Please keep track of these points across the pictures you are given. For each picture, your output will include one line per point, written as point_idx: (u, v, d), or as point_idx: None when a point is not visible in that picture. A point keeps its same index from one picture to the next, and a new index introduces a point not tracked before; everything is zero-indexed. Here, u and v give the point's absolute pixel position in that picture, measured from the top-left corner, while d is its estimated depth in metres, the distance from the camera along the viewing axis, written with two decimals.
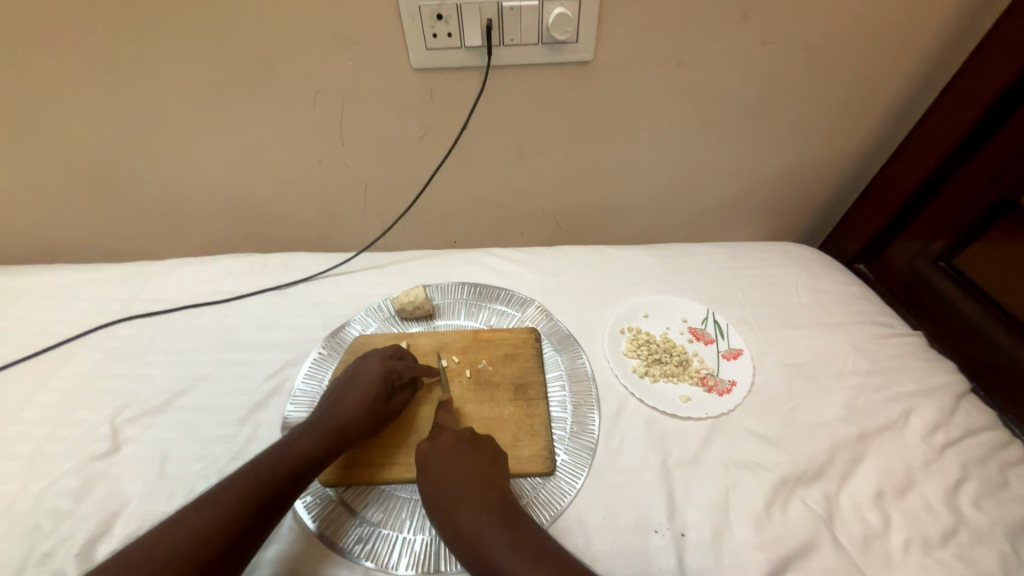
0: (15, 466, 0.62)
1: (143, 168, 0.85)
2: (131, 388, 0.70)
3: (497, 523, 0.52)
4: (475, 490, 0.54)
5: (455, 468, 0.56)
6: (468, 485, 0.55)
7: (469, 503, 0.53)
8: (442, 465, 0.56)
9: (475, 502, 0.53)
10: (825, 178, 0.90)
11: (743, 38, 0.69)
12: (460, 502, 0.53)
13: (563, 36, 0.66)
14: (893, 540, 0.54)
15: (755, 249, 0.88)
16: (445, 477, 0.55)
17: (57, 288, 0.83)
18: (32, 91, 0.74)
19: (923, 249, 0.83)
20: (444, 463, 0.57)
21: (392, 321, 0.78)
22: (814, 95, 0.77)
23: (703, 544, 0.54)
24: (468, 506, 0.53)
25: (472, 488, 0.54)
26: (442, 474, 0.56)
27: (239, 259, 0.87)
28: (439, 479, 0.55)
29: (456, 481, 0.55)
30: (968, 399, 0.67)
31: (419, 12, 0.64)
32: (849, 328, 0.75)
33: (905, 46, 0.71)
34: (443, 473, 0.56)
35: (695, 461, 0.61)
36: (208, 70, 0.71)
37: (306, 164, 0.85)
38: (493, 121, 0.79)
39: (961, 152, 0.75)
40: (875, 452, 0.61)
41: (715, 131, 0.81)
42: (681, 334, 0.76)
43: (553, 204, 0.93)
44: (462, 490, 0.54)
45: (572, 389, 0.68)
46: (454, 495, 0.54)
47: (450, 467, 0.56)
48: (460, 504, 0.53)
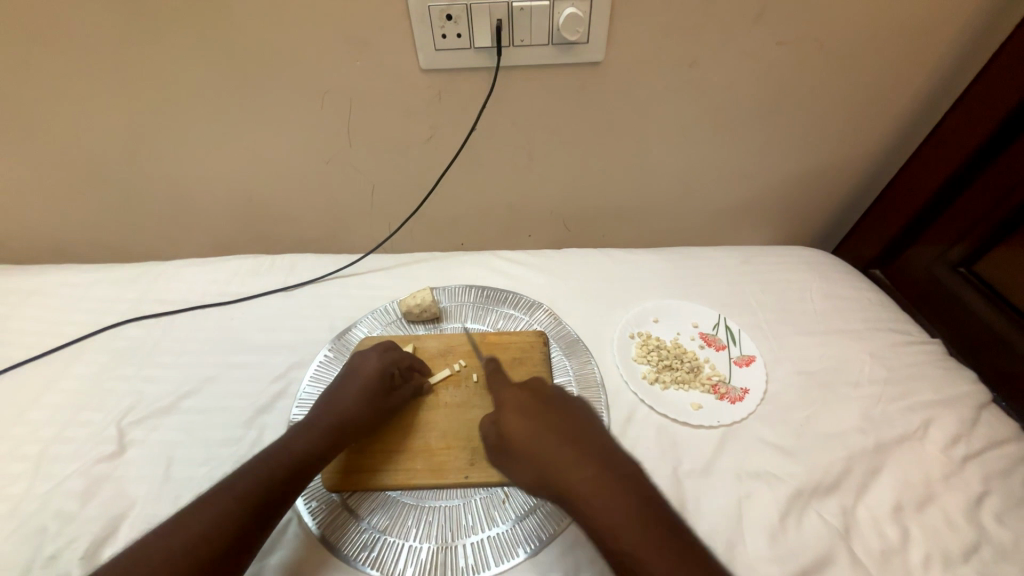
0: (22, 467, 0.62)
1: (152, 169, 0.85)
2: (137, 389, 0.70)
3: (580, 461, 0.49)
4: (556, 428, 0.52)
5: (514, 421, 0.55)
6: (546, 428, 0.52)
7: (553, 441, 0.51)
8: (520, 410, 0.55)
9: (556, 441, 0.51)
10: (840, 181, 0.88)
11: (757, 38, 0.68)
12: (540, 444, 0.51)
13: (574, 37, 0.65)
14: (912, 555, 0.52)
15: (768, 253, 0.86)
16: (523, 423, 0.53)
17: (66, 288, 0.84)
18: (43, 92, 0.74)
19: (943, 254, 0.81)
20: (519, 410, 0.55)
21: (399, 324, 0.77)
22: (830, 97, 0.75)
23: (715, 557, 0.53)
24: (550, 446, 0.51)
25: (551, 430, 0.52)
26: (520, 419, 0.54)
27: (246, 260, 0.87)
28: (517, 425, 0.53)
29: (534, 422, 0.53)
30: (990, 410, 0.65)
31: (429, 12, 0.63)
32: (866, 335, 0.73)
33: (925, 46, 0.70)
34: (520, 418, 0.54)
35: (707, 471, 0.59)
36: (217, 71, 0.71)
37: (314, 165, 0.84)
38: (501, 123, 0.78)
39: (982, 156, 0.73)
40: (893, 464, 0.59)
41: (728, 133, 0.80)
42: (692, 340, 0.75)
43: (562, 207, 0.92)
44: (540, 431, 0.52)
45: (580, 395, 0.67)
46: (533, 436, 0.52)
47: (526, 411, 0.55)
48: (542, 444, 0.51)
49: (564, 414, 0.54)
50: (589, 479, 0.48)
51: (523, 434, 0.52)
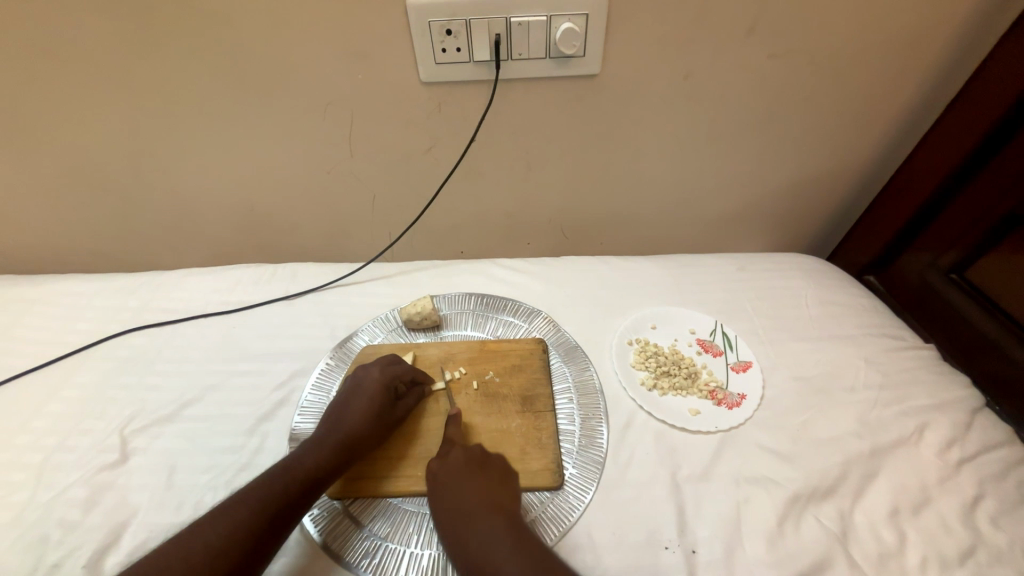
0: (24, 476, 0.62)
1: (155, 179, 0.86)
2: (139, 398, 0.70)
3: (494, 525, 0.52)
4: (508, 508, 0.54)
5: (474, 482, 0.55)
6: (472, 487, 0.55)
7: (471, 506, 0.53)
8: (450, 468, 0.57)
9: (474, 504, 0.54)
10: (833, 189, 0.90)
11: (749, 51, 0.70)
12: (461, 507, 0.54)
13: (571, 51, 0.66)
14: (909, 558, 0.53)
15: (763, 260, 0.88)
16: (451, 483, 0.56)
17: (69, 297, 0.84)
18: (50, 105, 0.76)
19: (934, 260, 0.82)
20: (448, 471, 0.57)
21: (399, 332, 0.78)
22: (820, 108, 0.77)
23: (714, 562, 0.53)
24: (469, 508, 0.53)
25: (475, 493, 0.54)
26: (447, 479, 0.56)
27: (247, 269, 0.88)
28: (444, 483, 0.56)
29: (461, 481, 0.56)
30: (984, 414, 0.66)
31: (429, 27, 0.65)
32: (861, 341, 0.74)
33: (912, 59, 0.72)
34: (447, 476, 0.57)
35: (705, 475, 0.60)
36: (221, 83, 0.73)
37: (315, 175, 0.86)
38: (500, 133, 0.79)
39: (970, 166, 0.75)
40: (889, 468, 0.60)
41: (722, 142, 0.81)
42: (689, 346, 0.76)
43: (560, 215, 0.93)
44: (463, 493, 0.55)
45: (580, 402, 0.68)
46: (457, 495, 0.55)
47: (455, 469, 0.57)
48: (462, 506, 0.54)
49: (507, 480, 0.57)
50: (499, 544, 0.50)
51: (448, 494, 0.55)
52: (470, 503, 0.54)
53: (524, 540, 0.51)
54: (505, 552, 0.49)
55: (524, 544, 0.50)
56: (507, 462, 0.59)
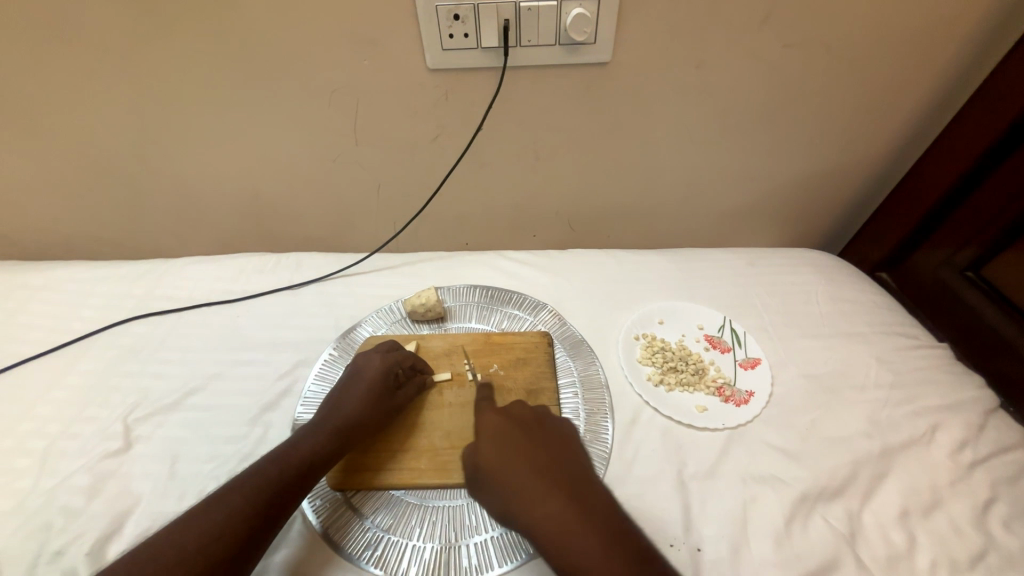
0: (28, 462, 0.62)
1: (159, 166, 0.86)
2: (142, 386, 0.70)
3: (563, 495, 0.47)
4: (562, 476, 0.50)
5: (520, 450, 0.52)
6: (533, 455, 0.51)
7: (533, 473, 0.49)
8: (504, 434, 0.53)
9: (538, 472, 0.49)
10: (846, 184, 0.88)
11: (765, 39, 0.67)
12: (524, 474, 0.49)
13: (581, 37, 0.64)
14: (918, 561, 0.52)
15: (773, 255, 0.86)
16: (507, 450, 0.51)
17: (73, 284, 0.84)
18: (52, 90, 0.75)
19: (950, 257, 0.80)
20: (498, 438, 0.53)
21: (404, 324, 0.77)
22: (837, 99, 0.75)
23: (719, 560, 0.53)
24: (533, 477, 0.49)
25: (538, 460, 0.51)
26: (501, 442, 0.52)
27: (251, 258, 0.87)
28: (499, 448, 0.52)
29: (521, 447, 0.52)
30: (998, 416, 0.64)
31: (436, 12, 0.63)
32: (872, 339, 0.73)
33: (935, 49, 0.69)
34: (502, 442, 0.52)
35: (711, 473, 0.59)
36: (224, 68, 0.71)
37: (320, 164, 0.84)
38: (508, 123, 0.78)
39: (989, 161, 0.73)
40: (900, 469, 0.59)
41: (735, 134, 0.79)
42: (697, 342, 0.74)
43: (567, 208, 0.92)
44: (521, 458, 0.50)
45: (585, 397, 0.67)
46: (517, 462, 0.50)
47: (511, 434, 0.53)
48: (525, 475, 0.49)
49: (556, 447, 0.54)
50: (571, 513, 0.46)
51: (506, 459, 0.51)
52: (533, 470, 0.49)
53: (597, 511, 0.47)
54: (580, 520, 0.45)
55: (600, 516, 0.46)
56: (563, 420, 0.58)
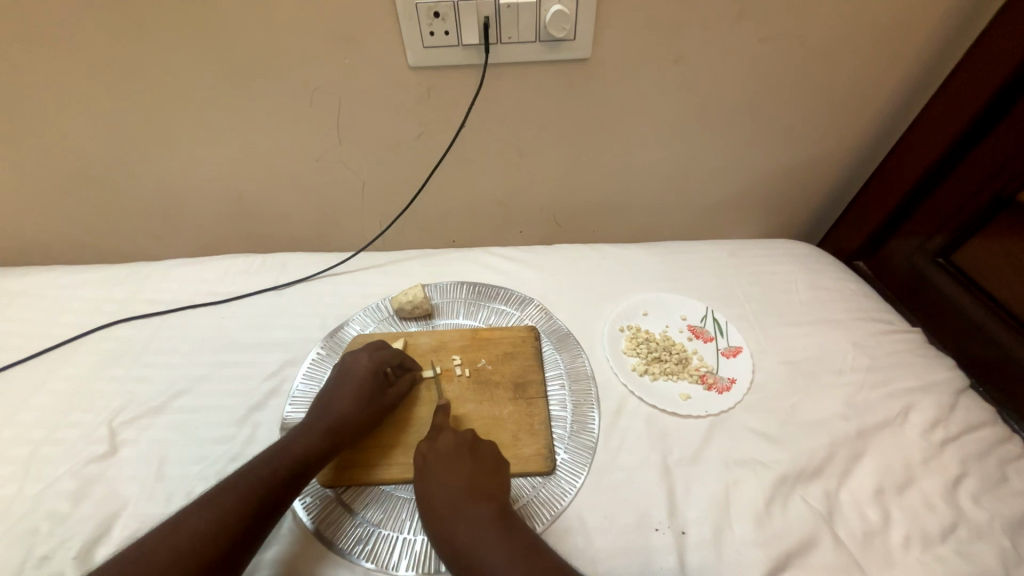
0: (12, 468, 0.62)
1: (140, 169, 0.85)
2: (128, 389, 0.70)
3: (468, 524, 0.51)
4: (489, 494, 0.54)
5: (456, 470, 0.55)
6: (448, 481, 0.54)
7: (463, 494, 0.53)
8: (425, 462, 0.56)
9: (448, 500, 0.53)
10: (823, 175, 0.90)
11: (740, 35, 0.69)
12: (444, 499, 0.53)
13: (561, 34, 0.65)
14: (893, 535, 0.54)
15: (753, 246, 0.88)
16: (425, 477, 0.55)
17: (54, 289, 0.83)
18: (25, 91, 0.73)
19: (922, 245, 0.83)
20: (440, 455, 0.57)
21: (391, 321, 0.77)
22: (812, 92, 0.77)
23: (704, 542, 0.54)
24: (445, 505, 0.53)
25: (452, 487, 0.54)
26: (421, 471, 0.56)
27: (236, 259, 0.87)
28: (418, 476, 0.56)
29: (439, 473, 0.55)
30: (968, 396, 0.67)
31: (416, 10, 0.64)
32: (849, 325, 0.75)
33: (903, 43, 0.71)
34: (421, 470, 0.56)
35: (695, 459, 0.61)
36: (203, 68, 0.71)
37: (304, 163, 0.84)
38: (491, 119, 0.78)
39: (956, 151, 0.76)
40: (876, 448, 0.61)
41: (714, 127, 0.81)
42: (680, 332, 0.76)
43: (552, 203, 0.93)
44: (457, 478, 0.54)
45: (571, 388, 0.68)
46: (433, 489, 0.54)
47: (433, 462, 0.56)
48: (437, 503, 0.53)
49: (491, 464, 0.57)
50: (472, 542, 0.50)
51: (422, 489, 0.55)
52: (445, 499, 0.53)
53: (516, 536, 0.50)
54: (480, 546, 0.49)
55: (503, 541, 0.50)
56: (486, 444, 0.59)
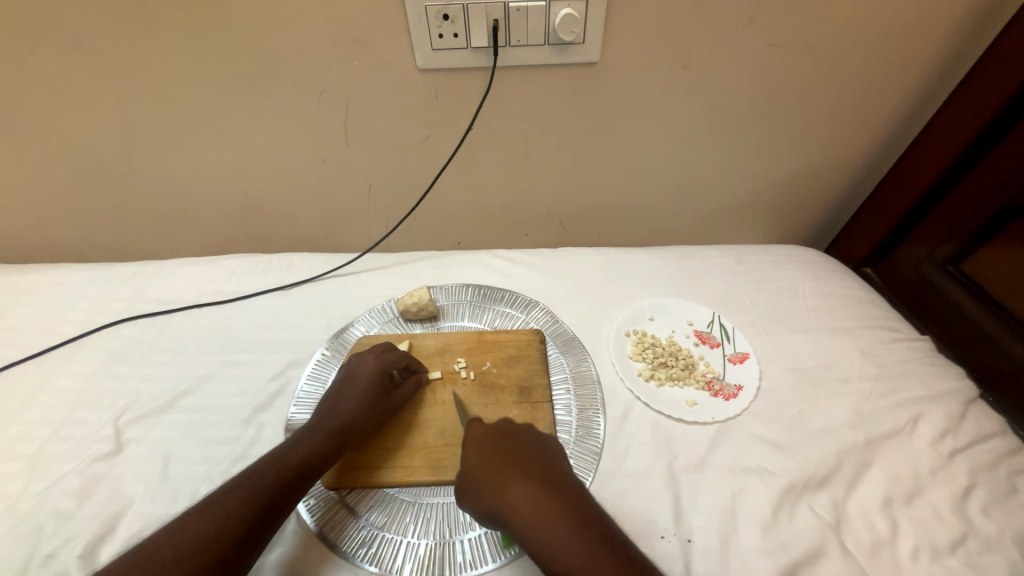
0: (18, 466, 0.62)
1: (147, 168, 0.85)
2: (134, 388, 0.70)
3: (552, 500, 0.49)
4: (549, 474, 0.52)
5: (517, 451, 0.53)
6: (522, 460, 0.52)
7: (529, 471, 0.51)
8: (491, 443, 0.54)
9: (528, 478, 0.50)
10: (831, 181, 0.90)
11: (750, 39, 0.69)
12: (507, 477, 0.50)
13: (570, 37, 0.65)
14: (901, 546, 0.54)
15: (760, 251, 0.88)
16: (495, 457, 0.52)
17: (60, 287, 0.83)
18: (36, 90, 0.73)
19: (931, 253, 0.82)
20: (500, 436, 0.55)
21: (396, 323, 0.77)
22: (822, 97, 0.77)
23: (710, 549, 0.54)
24: (525, 482, 0.50)
25: (527, 466, 0.51)
26: (488, 451, 0.53)
27: (242, 259, 0.87)
28: (487, 454, 0.53)
29: (509, 452, 0.53)
30: (977, 406, 0.66)
31: (425, 12, 0.64)
32: (857, 333, 0.74)
33: (914, 49, 0.71)
34: (489, 450, 0.53)
35: (701, 466, 0.60)
36: (212, 68, 0.71)
37: (311, 164, 0.84)
38: (498, 122, 0.78)
39: (966, 158, 0.75)
40: (884, 458, 0.61)
41: (722, 132, 0.81)
42: (686, 337, 0.76)
43: (558, 206, 0.93)
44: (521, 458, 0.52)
45: (577, 393, 0.68)
46: (507, 466, 0.51)
47: (498, 443, 0.54)
48: (514, 481, 0.50)
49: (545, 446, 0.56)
50: (561, 519, 0.47)
51: (494, 467, 0.51)
52: (523, 476, 0.50)
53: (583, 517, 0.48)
54: (570, 523, 0.47)
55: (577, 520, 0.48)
56: (550, 439, 0.57)
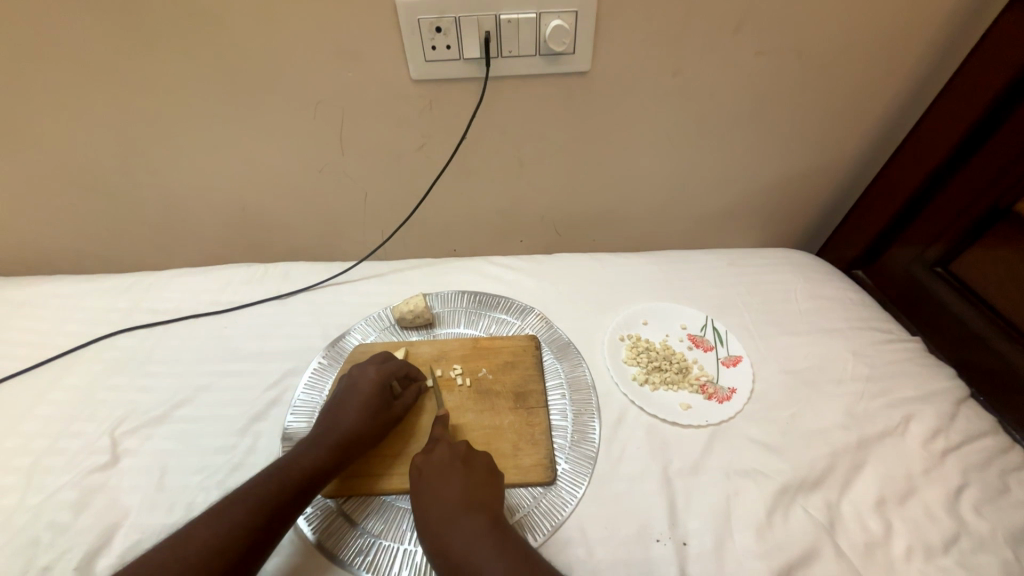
0: (14, 478, 0.62)
1: (145, 179, 0.86)
2: (130, 399, 0.70)
3: (473, 535, 0.51)
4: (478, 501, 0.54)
5: (448, 481, 0.55)
6: (450, 490, 0.54)
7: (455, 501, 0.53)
8: (424, 476, 0.56)
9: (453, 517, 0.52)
10: (821, 185, 0.91)
11: (737, 48, 0.70)
12: (438, 509, 0.53)
13: (561, 48, 0.67)
14: (895, 547, 0.54)
15: (752, 255, 0.89)
16: (428, 488, 0.55)
17: (57, 298, 0.84)
18: (33, 103, 0.74)
19: (920, 254, 0.84)
20: (434, 466, 0.57)
21: (392, 330, 0.78)
22: (809, 103, 0.78)
23: (705, 552, 0.54)
24: (450, 517, 0.52)
25: (451, 498, 0.53)
26: (422, 481, 0.56)
27: (239, 269, 0.88)
28: (420, 490, 0.55)
29: (439, 482, 0.55)
30: (968, 405, 0.67)
31: (418, 25, 0.65)
32: (848, 334, 0.75)
33: (898, 56, 0.73)
34: (423, 480, 0.56)
35: (696, 468, 0.61)
36: (209, 81, 0.72)
37: (307, 174, 0.85)
38: (491, 131, 0.79)
39: (954, 160, 0.76)
40: (876, 458, 0.61)
41: (712, 138, 0.82)
42: (680, 341, 0.76)
43: (552, 212, 0.93)
44: (450, 487, 0.54)
45: (572, 398, 0.68)
46: (435, 495, 0.54)
47: (430, 476, 0.56)
48: (437, 512, 0.53)
49: (481, 474, 0.57)
50: (474, 550, 0.49)
51: (423, 498, 0.55)
52: (445, 507, 0.53)
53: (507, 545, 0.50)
54: (482, 554, 0.49)
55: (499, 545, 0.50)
56: None
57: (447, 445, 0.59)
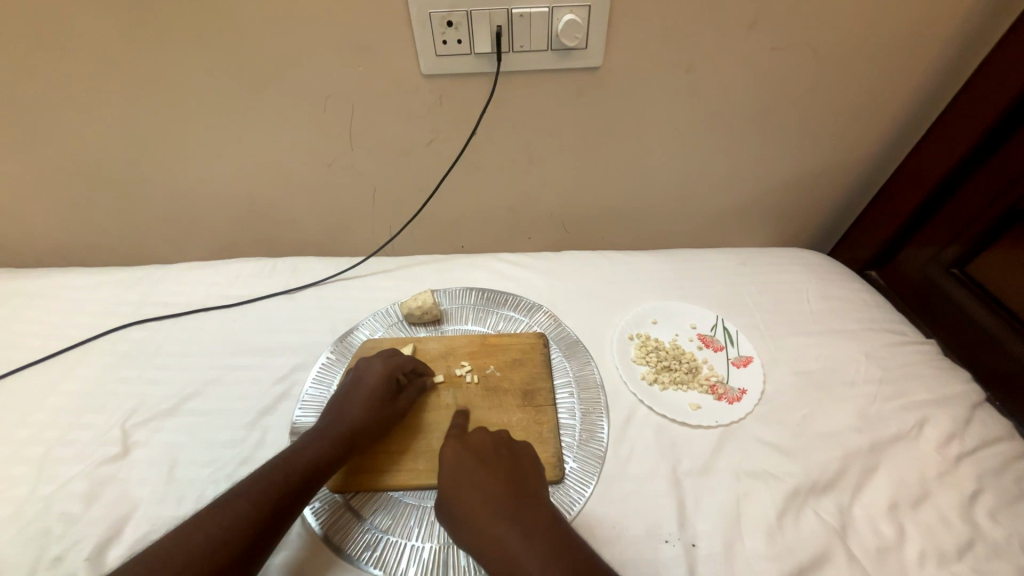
0: (26, 469, 0.63)
1: (155, 173, 0.86)
2: (139, 392, 0.70)
3: (517, 525, 0.50)
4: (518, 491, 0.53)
5: (489, 469, 0.54)
6: (493, 488, 0.53)
7: (498, 490, 0.52)
8: (463, 463, 0.55)
9: (495, 506, 0.51)
10: (835, 184, 0.89)
11: (752, 44, 0.69)
12: (477, 497, 0.52)
13: (573, 43, 0.66)
14: (908, 552, 0.53)
15: (763, 254, 0.87)
16: (466, 484, 0.53)
17: (69, 291, 0.84)
18: (45, 95, 0.75)
19: (936, 255, 0.82)
20: (474, 454, 0.56)
21: (400, 326, 0.78)
22: (825, 100, 0.77)
23: (714, 554, 0.54)
24: (491, 506, 0.51)
25: (496, 486, 0.53)
26: (458, 477, 0.54)
27: (248, 263, 0.88)
28: (458, 477, 0.54)
29: (479, 478, 0.53)
30: (984, 409, 0.66)
31: (429, 18, 0.64)
32: (862, 336, 0.74)
33: (917, 52, 0.71)
34: (459, 476, 0.54)
35: (705, 470, 0.60)
36: (219, 74, 0.72)
37: (316, 169, 0.85)
38: (501, 127, 0.79)
39: (974, 159, 0.75)
40: (889, 462, 0.60)
41: (725, 136, 0.81)
42: (690, 341, 0.75)
43: (561, 209, 0.93)
44: (492, 476, 0.54)
45: (581, 396, 0.68)
46: (476, 491, 0.52)
47: (470, 463, 0.55)
48: (481, 510, 0.51)
49: (518, 464, 0.56)
50: (526, 548, 0.48)
51: (462, 488, 0.53)
52: (490, 504, 0.51)
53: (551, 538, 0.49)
54: (534, 554, 0.47)
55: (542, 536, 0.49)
56: None
57: (488, 433, 0.59)
